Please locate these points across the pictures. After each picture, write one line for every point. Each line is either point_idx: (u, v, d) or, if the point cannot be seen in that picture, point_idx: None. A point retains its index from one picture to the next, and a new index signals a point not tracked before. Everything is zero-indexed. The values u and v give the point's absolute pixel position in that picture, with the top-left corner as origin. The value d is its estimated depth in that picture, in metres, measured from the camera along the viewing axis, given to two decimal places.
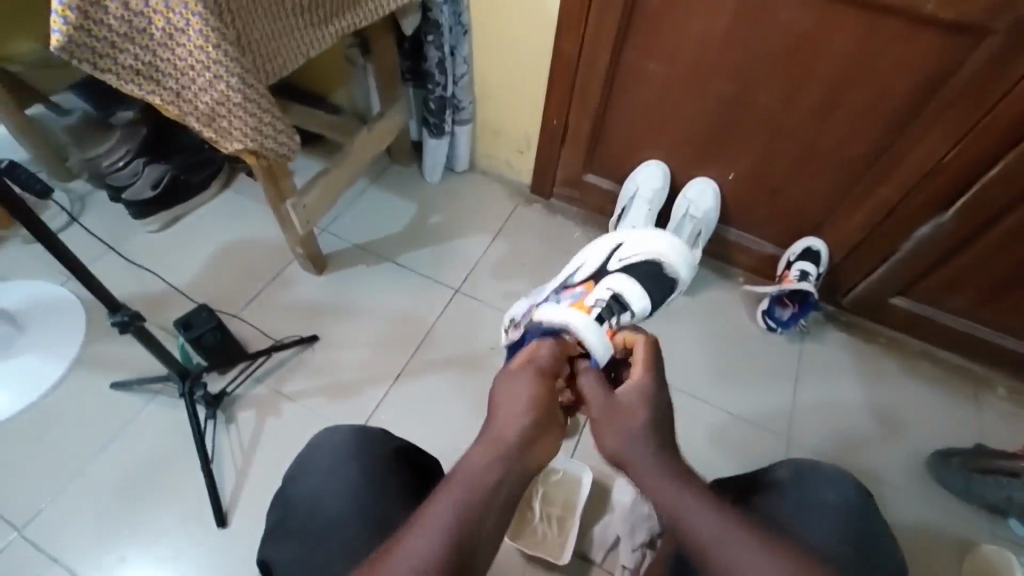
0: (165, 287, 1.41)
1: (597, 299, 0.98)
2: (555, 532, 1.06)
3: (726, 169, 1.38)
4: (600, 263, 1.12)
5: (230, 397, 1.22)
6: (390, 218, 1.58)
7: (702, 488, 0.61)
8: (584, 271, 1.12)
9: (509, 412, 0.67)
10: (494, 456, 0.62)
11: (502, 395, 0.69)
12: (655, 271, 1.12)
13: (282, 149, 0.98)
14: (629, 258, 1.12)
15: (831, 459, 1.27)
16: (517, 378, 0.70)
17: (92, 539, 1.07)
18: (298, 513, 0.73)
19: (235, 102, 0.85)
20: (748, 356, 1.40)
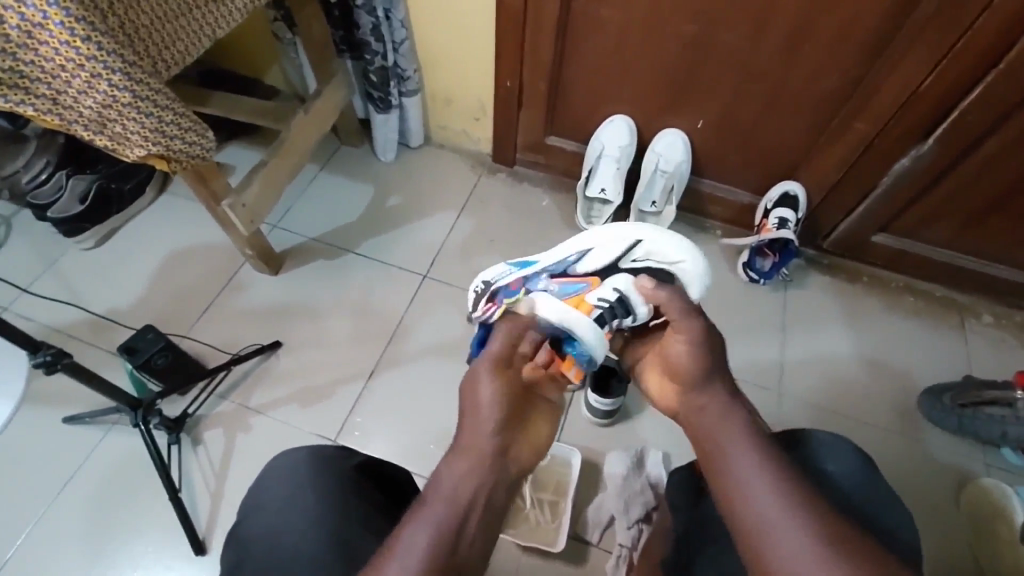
0: (109, 306, 1.31)
1: (599, 300, 0.73)
2: (548, 517, 1.03)
3: (695, 118, 1.30)
4: (611, 256, 0.78)
5: (192, 418, 1.14)
6: (345, 205, 1.48)
7: (745, 440, 0.63)
8: (593, 261, 0.78)
9: (477, 409, 0.66)
10: (472, 458, 0.61)
11: (466, 391, 0.68)
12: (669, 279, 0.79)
13: (197, 149, 0.88)
14: (648, 258, 0.78)
15: (822, 407, 1.25)
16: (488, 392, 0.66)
17: None
18: (247, 552, 0.68)
19: (124, 103, 0.75)
20: (732, 311, 1.36)
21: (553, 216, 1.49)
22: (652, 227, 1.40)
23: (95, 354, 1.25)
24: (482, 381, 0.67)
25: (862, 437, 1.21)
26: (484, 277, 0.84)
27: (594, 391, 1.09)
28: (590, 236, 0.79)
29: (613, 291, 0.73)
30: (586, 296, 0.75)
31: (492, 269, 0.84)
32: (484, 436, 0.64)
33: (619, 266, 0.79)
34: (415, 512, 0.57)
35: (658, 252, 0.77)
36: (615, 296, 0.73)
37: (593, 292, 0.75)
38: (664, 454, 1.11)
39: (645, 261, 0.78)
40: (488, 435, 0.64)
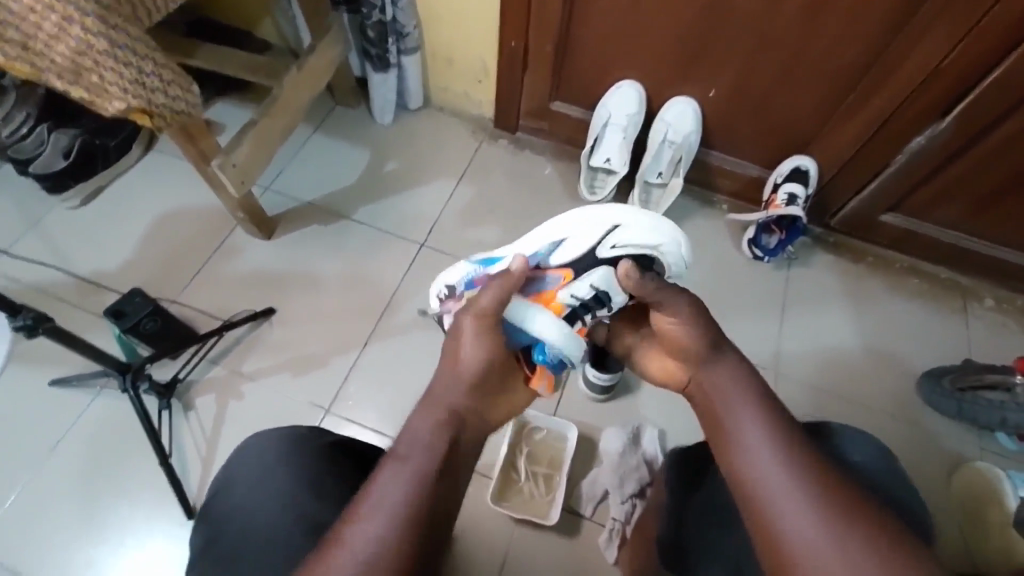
0: (97, 268, 1.27)
1: (571, 297, 0.75)
2: (543, 491, 1.03)
3: (707, 86, 1.24)
4: (586, 244, 0.76)
5: (183, 383, 1.12)
6: (339, 169, 1.42)
7: (759, 415, 0.61)
8: (568, 251, 0.78)
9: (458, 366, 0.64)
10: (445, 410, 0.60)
11: (450, 345, 0.67)
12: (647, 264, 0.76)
13: (182, 104, 0.83)
14: (622, 246, 0.75)
15: (821, 389, 1.24)
16: (471, 349, 0.66)
17: (56, 546, 1.02)
18: (224, 530, 0.67)
19: (101, 51, 0.71)
20: (734, 289, 1.33)
21: (555, 186, 1.44)
22: (658, 200, 1.36)
23: (83, 317, 1.22)
24: (464, 339, 0.66)
25: (857, 418, 1.21)
26: (450, 279, 0.91)
27: (592, 365, 1.08)
28: (562, 223, 0.79)
29: (588, 286, 0.74)
30: (556, 293, 0.75)
31: (459, 270, 0.90)
32: (460, 389, 0.62)
33: (598, 254, 0.76)
34: (387, 462, 0.56)
35: (632, 241, 0.74)
36: (589, 292, 0.75)
37: (565, 287, 0.76)
38: (660, 430, 1.11)
39: (621, 250, 0.75)
40: (466, 388, 0.62)
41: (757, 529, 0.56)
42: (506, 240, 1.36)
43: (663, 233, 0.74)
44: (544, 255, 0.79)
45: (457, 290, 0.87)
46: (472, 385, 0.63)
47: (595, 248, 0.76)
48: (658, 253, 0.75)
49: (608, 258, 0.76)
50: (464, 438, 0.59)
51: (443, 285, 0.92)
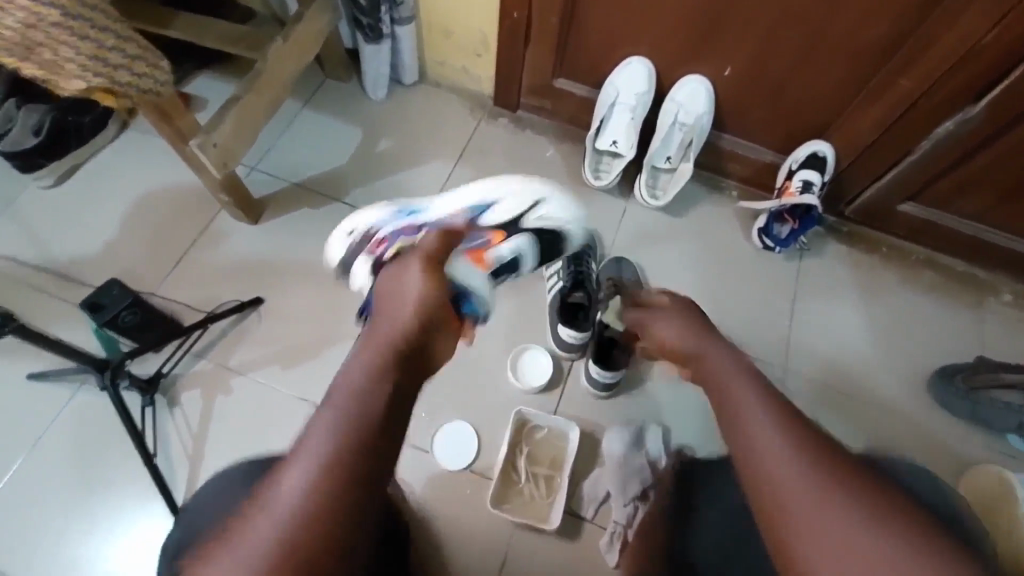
0: (74, 252, 1.20)
1: (498, 257, 0.89)
2: (543, 493, 1.00)
3: (722, 65, 1.16)
4: (515, 214, 0.90)
5: (167, 378, 1.08)
6: (330, 148, 1.34)
7: (769, 404, 0.58)
8: (501, 215, 0.89)
9: (397, 304, 0.66)
10: (383, 342, 0.60)
11: (388, 282, 0.71)
12: (556, 241, 0.99)
13: (150, 82, 0.77)
14: (544, 219, 0.94)
15: (829, 385, 1.21)
16: (402, 277, 0.70)
17: (37, 546, 0.98)
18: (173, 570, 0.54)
19: (53, 24, 0.64)
20: (743, 280, 1.28)
21: (558, 170, 1.37)
22: (664, 185, 1.30)
23: (61, 307, 1.16)
24: (402, 280, 0.69)
25: (865, 416, 1.18)
26: (368, 221, 0.94)
27: (595, 362, 1.05)
28: (495, 189, 0.90)
29: (511, 249, 0.90)
30: (487, 251, 0.87)
31: (378, 213, 0.94)
32: (400, 323, 0.63)
33: (522, 223, 0.92)
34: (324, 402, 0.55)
35: (550, 217, 0.94)
36: (512, 255, 0.92)
37: (493, 247, 0.88)
38: (663, 429, 1.08)
39: (540, 222, 0.94)
40: (404, 323, 0.63)
41: (768, 527, 0.53)
42: None
43: (572, 215, 0.98)
44: (478, 213, 0.88)
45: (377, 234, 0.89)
46: (411, 321, 0.64)
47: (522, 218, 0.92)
48: (564, 229, 0.98)
49: (529, 227, 0.93)
50: (406, 368, 0.59)
51: (361, 226, 0.95)
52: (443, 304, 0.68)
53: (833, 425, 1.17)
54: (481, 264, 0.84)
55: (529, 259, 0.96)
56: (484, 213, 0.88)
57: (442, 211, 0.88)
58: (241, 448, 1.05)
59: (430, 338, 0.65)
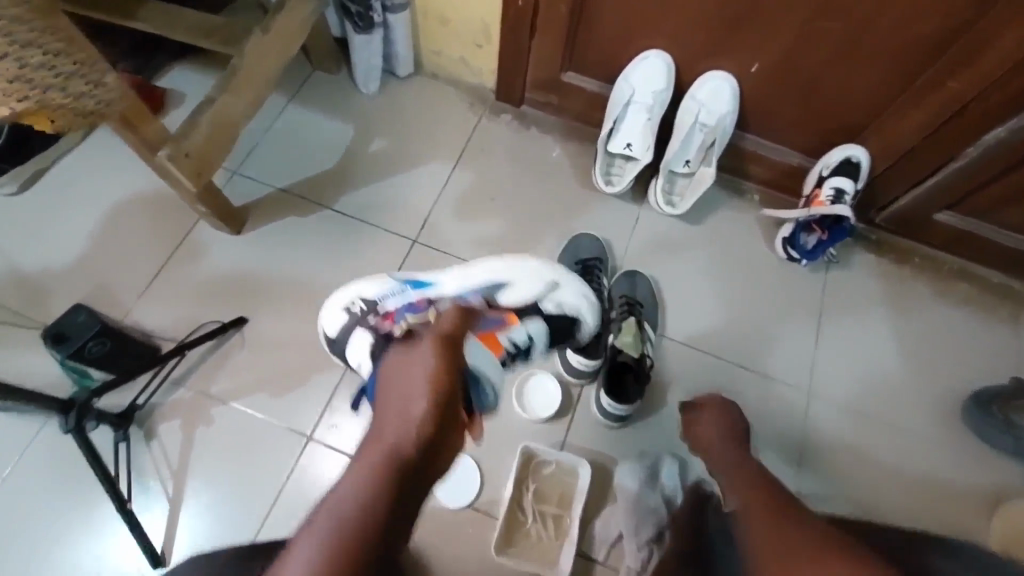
0: (38, 267, 1.09)
1: (512, 342, 0.74)
2: (552, 533, 0.94)
3: (749, 61, 1.05)
4: (532, 294, 0.76)
5: (144, 409, 1.00)
6: (318, 149, 1.23)
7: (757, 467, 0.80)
8: (516, 296, 0.76)
9: (398, 408, 0.60)
10: (373, 468, 0.55)
11: (394, 367, 0.64)
12: (569, 326, 0.85)
13: (89, 100, 0.75)
14: (561, 303, 0.80)
15: (854, 409, 1.13)
16: (409, 367, 0.62)
17: None
18: None
19: None
20: (765, 295, 1.19)
21: (566, 172, 1.26)
22: (682, 191, 1.20)
23: (25, 327, 1.06)
24: (407, 374, 0.61)
25: (893, 443, 1.11)
26: (361, 292, 0.77)
27: (608, 394, 0.98)
28: (509, 268, 0.76)
29: (526, 335, 0.76)
30: (500, 334, 0.73)
31: (375, 284, 0.77)
32: (404, 433, 0.57)
33: (538, 305, 0.78)
34: (319, 516, 0.54)
35: (570, 303, 0.81)
36: (526, 341, 0.77)
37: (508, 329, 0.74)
38: (679, 462, 1.01)
39: (558, 306, 0.80)
40: (408, 434, 0.58)
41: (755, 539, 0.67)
42: (512, 235, 1.20)
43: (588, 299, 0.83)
44: (495, 290, 0.74)
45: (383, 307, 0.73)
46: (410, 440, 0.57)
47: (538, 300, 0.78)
48: (581, 315, 0.84)
49: (546, 310, 0.79)
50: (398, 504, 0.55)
51: (352, 299, 0.77)
52: (451, 410, 0.60)
53: (857, 452, 1.10)
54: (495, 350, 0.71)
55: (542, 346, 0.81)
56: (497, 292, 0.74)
57: (452, 286, 0.74)
58: (227, 485, 0.98)
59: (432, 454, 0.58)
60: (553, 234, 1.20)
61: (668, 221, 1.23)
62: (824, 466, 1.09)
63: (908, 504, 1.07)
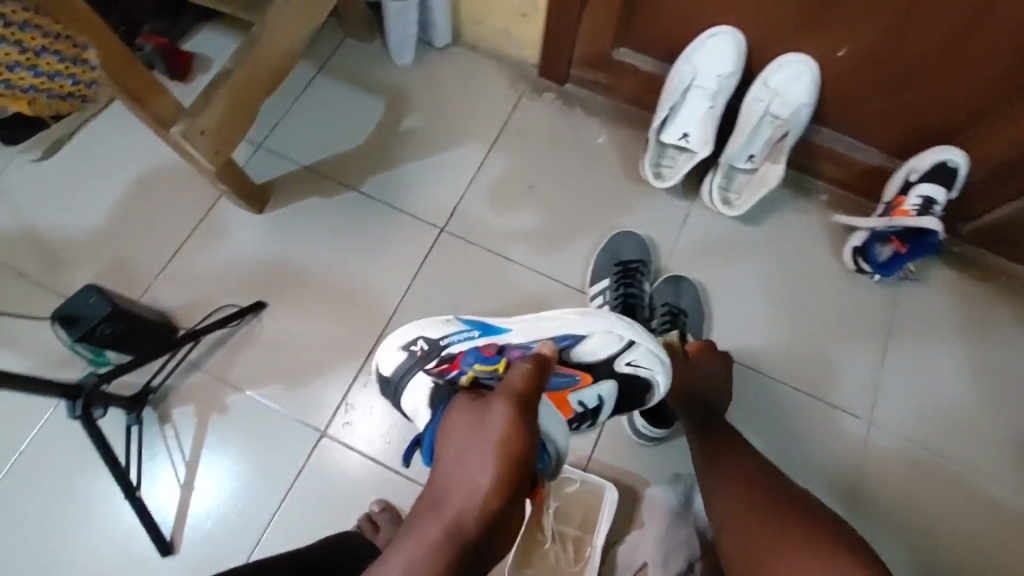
0: (60, 236, 1.07)
1: (579, 404, 0.69)
2: (572, 558, 0.87)
3: (836, 43, 0.90)
4: (606, 352, 0.70)
5: (158, 391, 0.97)
6: (345, 124, 1.15)
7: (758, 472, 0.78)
8: (589, 351, 0.70)
9: (458, 479, 0.50)
10: (427, 555, 0.48)
11: (459, 424, 0.52)
12: (641, 397, 0.76)
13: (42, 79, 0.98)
14: (638, 366, 0.71)
15: (919, 445, 1.01)
16: (474, 435, 0.51)
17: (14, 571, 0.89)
18: None
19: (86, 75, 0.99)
20: (825, 310, 1.07)
21: (611, 160, 1.14)
22: (740, 188, 1.07)
23: (46, 300, 1.03)
24: (469, 441, 0.51)
25: (959, 487, 0.99)
26: (425, 332, 0.70)
27: (643, 414, 0.90)
28: (583, 319, 0.70)
29: (595, 398, 0.70)
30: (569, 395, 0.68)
31: (441, 323, 0.71)
32: (466, 518, 0.49)
33: (612, 366, 0.71)
34: None
35: (647, 368, 0.71)
36: (595, 402, 0.71)
37: (578, 389, 0.69)
38: None
39: (633, 369, 0.72)
40: (469, 519, 0.49)
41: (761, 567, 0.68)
42: (548, 228, 1.10)
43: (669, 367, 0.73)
44: (566, 344, 0.69)
45: (445, 348, 0.68)
46: (471, 524, 0.48)
47: (612, 359, 0.71)
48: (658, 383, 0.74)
49: (618, 372, 0.72)
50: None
51: (414, 338, 0.70)
52: (522, 487, 0.50)
53: (918, 493, 0.99)
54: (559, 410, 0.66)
55: (609, 409, 0.75)
56: (570, 343, 0.69)
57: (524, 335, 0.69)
58: (238, 475, 0.95)
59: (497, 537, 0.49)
60: (593, 229, 1.10)
61: (723, 220, 1.11)
62: (878, 506, 0.98)
63: (973, 556, 0.96)
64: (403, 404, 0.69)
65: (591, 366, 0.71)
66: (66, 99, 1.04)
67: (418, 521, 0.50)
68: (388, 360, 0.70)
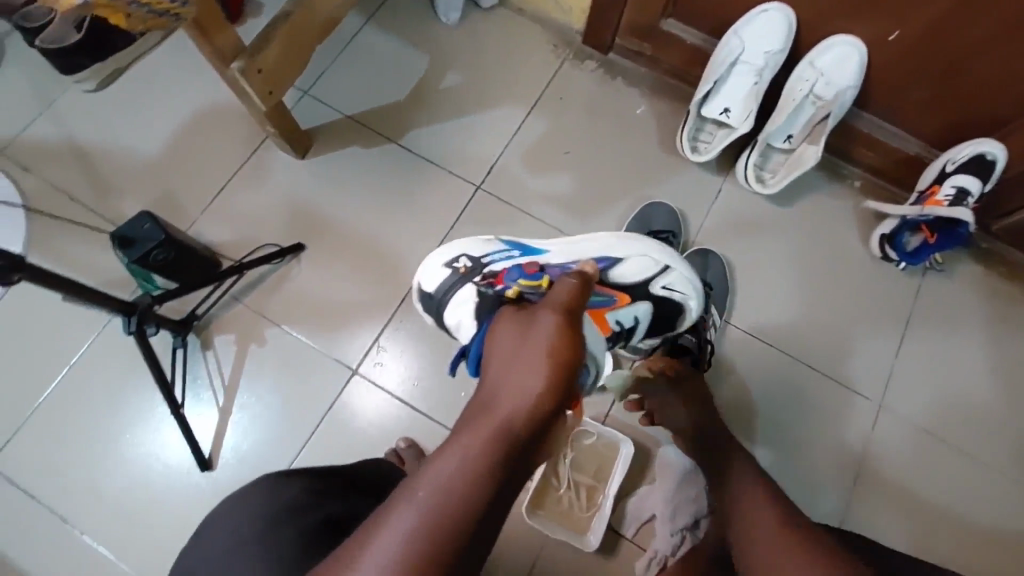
0: (113, 168, 1.11)
1: (616, 321, 0.72)
2: (583, 504, 0.92)
3: (888, 26, 0.90)
4: (643, 275, 0.77)
5: (201, 320, 1.02)
6: (390, 78, 1.17)
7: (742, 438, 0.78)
8: (626, 274, 0.76)
9: (508, 382, 0.53)
10: (484, 444, 0.49)
11: (509, 332, 0.57)
12: (671, 318, 0.83)
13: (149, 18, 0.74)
14: (672, 290, 0.79)
15: (926, 432, 1.04)
16: (525, 336, 0.55)
17: (64, 476, 0.96)
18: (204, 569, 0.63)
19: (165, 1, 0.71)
20: (847, 293, 1.09)
21: (649, 131, 1.16)
22: (775, 168, 1.09)
23: (100, 227, 1.08)
24: (519, 344, 0.55)
25: (960, 475, 1.03)
26: (467, 251, 0.75)
27: None
28: (621, 245, 0.77)
29: (632, 317, 0.74)
30: (608, 312, 0.71)
31: (482, 244, 0.77)
32: (521, 410, 0.51)
33: (648, 288, 0.78)
34: (422, 480, 0.49)
35: (680, 288, 0.79)
36: (630, 323, 0.75)
37: (614, 309, 0.73)
38: None
39: (667, 292, 0.79)
40: (523, 410, 0.51)
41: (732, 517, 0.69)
42: (582, 194, 1.13)
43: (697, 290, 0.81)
44: (605, 265, 0.75)
45: (488, 266, 0.72)
46: (521, 420, 0.50)
47: (647, 280, 0.78)
48: (686, 305, 0.82)
49: (653, 294, 0.78)
50: (503, 486, 0.49)
51: (457, 256, 0.75)
52: (570, 387, 0.53)
53: (921, 478, 1.03)
54: (602, 325, 0.68)
55: (642, 331, 0.80)
56: (610, 263, 0.75)
57: (564, 255, 0.75)
58: (274, 405, 1.00)
59: (543, 437, 0.51)
60: (626, 198, 1.12)
61: (755, 198, 1.12)
62: (880, 485, 1.02)
63: (967, 540, 1.00)
64: (445, 319, 0.73)
65: (628, 286, 0.77)
66: (158, 16, 0.73)
67: (466, 418, 0.52)
68: (432, 278, 0.74)
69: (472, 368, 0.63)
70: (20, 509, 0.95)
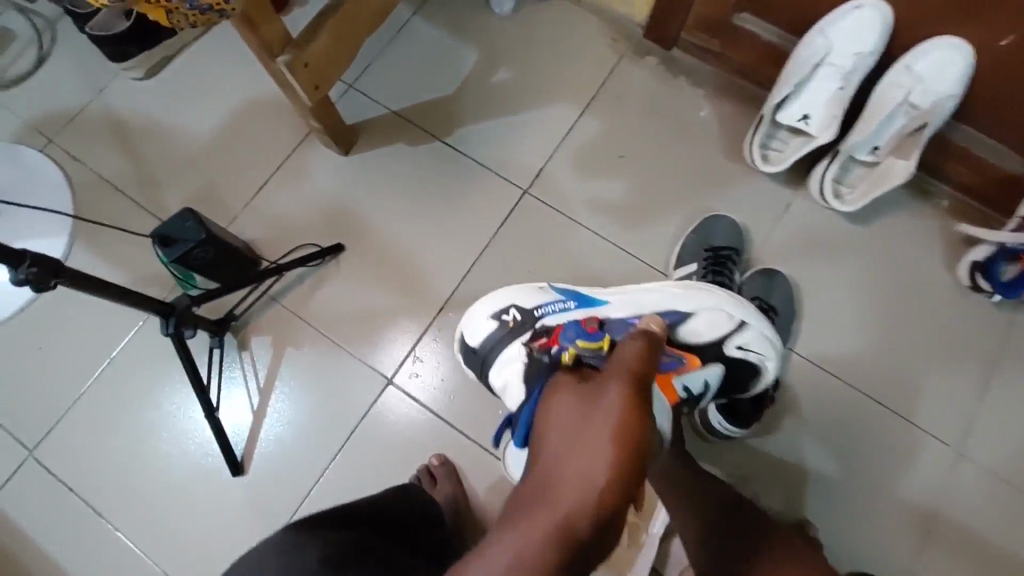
0: (158, 159, 1.09)
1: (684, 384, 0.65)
2: (626, 541, 0.87)
3: (1002, 30, 0.79)
4: (718, 334, 0.72)
5: (238, 320, 1.00)
6: (437, 71, 1.12)
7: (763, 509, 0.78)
8: (695, 332, 0.71)
9: (568, 464, 0.45)
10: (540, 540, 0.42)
11: (568, 402, 0.50)
12: (743, 378, 0.78)
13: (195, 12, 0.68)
14: (747, 350, 0.74)
15: (1010, 485, 0.94)
16: (588, 408, 0.48)
17: (102, 469, 0.96)
18: None
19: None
20: (927, 325, 0.99)
21: (713, 136, 1.07)
22: (854, 182, 0.99)
23: (143, 218, 1.07)
24: (580, 418, 0.47)
25: None
26: (517, 301, 0.70)
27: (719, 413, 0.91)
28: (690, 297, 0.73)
29: (704, 381, 0.68)
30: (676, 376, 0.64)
31: (534, 293, 0.71)
32: (584, 501, 0.43)
33: (720, 348, 0.73)
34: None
35: (754, 348, 0.74)
36: (701, 388, 0.69)
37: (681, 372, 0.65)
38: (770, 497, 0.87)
39: (742, 352, 0.74)
40: (586, 502, 0.43)
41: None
42: (635, 202, 1.05)
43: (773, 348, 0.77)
44: (675, 322, 0.71)
45: (543, 323, 0.67)
46: (584, 514, 0.43)
47: (721, 339, 0.73)
48: (761, 364, 0.76)
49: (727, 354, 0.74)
50: None
51: (506, 307, 0.70)
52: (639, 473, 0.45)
53: (1000, 535, 0.93)
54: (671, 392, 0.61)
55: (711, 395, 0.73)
56: (682, 320, 0.71)
57: (627, 311, 0.70)
58: (306, 411, 0.97)
59: (605, 539, 0.44)
60: (683, 209, 1.04)
61: (827, 215, 1.03)
62: (952, 540, 0.93)
63: None
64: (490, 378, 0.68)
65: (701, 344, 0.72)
66: (203, 12, 0.67)
67: (515, 512, 0.44)
68: (478, 335, 0.70)
69: (520, 439, 0.55)
70: (59, 500, 0.95)
